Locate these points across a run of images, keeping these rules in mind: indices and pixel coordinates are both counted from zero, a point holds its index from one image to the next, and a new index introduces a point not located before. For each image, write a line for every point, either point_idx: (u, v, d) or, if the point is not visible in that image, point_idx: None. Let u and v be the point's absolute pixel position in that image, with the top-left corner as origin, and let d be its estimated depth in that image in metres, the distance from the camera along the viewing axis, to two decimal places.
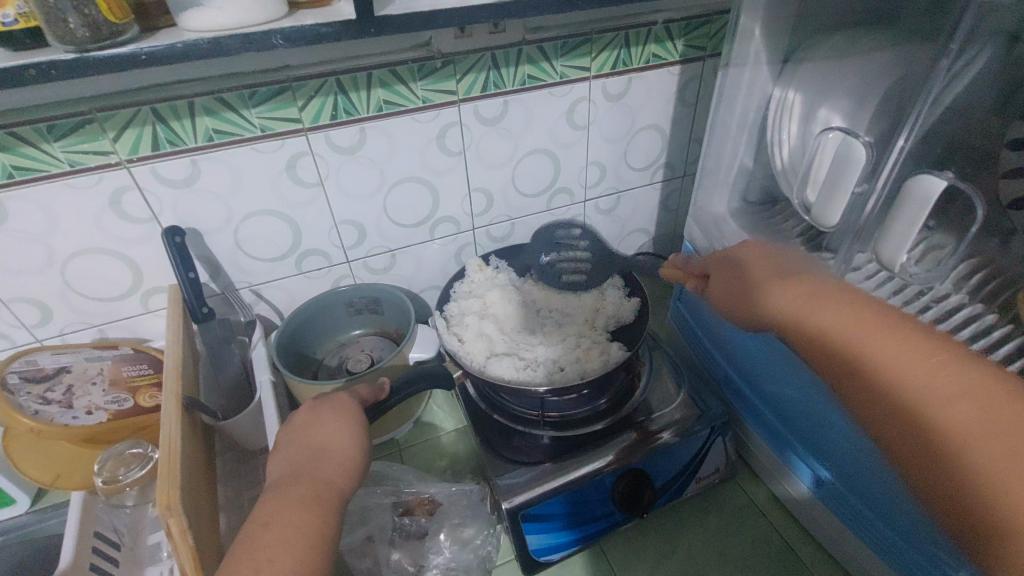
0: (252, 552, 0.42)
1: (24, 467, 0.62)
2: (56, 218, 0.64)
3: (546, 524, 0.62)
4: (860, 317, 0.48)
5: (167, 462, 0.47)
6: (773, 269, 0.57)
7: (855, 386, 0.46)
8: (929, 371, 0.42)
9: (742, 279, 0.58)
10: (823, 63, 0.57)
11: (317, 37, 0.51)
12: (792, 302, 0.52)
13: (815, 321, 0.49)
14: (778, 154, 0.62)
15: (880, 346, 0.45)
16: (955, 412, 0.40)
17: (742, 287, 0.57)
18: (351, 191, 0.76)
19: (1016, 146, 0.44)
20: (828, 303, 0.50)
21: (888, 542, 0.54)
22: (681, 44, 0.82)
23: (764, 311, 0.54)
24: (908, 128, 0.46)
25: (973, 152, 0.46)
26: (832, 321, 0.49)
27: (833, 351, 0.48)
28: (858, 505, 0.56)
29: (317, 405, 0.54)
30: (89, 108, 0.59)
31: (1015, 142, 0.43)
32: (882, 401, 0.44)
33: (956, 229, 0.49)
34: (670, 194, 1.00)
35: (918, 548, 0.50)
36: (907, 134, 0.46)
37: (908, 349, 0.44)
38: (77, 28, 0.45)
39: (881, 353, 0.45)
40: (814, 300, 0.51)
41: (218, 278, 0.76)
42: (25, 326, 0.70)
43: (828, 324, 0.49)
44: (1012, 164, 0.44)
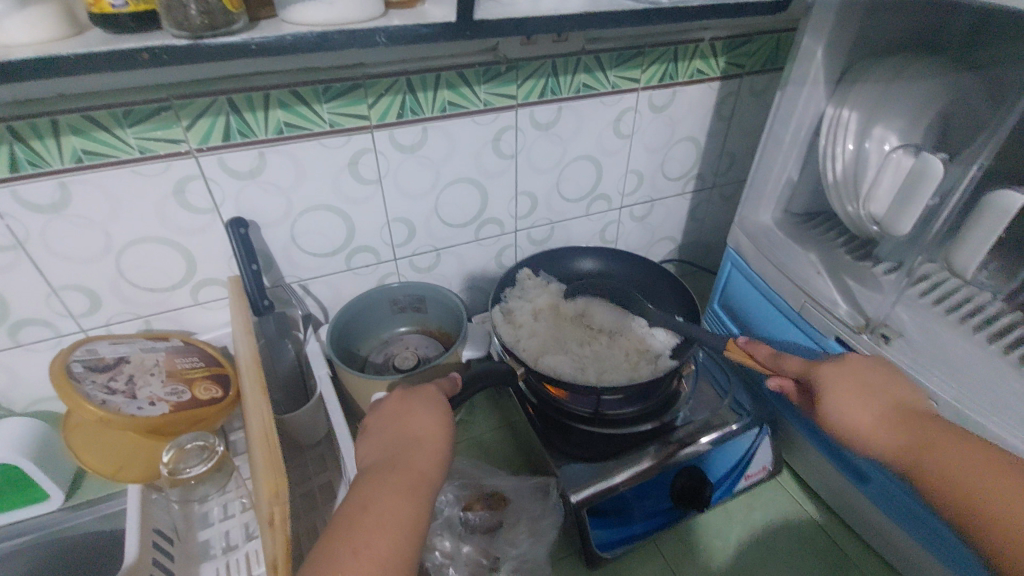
0: (353, 533, 0.43)
1: (77, 453, 0.62)
2: (120, 205, 0.63)
3: (610, 518, 0.64)
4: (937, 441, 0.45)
5: (266, 446, 0.47)
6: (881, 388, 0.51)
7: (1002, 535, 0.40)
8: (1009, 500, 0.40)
9: (863, 389, 0.50)
10: (877, 85, 0.61)
11: (417, 37, 0.52)
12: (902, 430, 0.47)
13: (918, 453, 0.46)
14: (830, 168, 0.65)
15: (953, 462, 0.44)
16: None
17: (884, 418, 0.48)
18: (406, 190, 0.77)
19: None
20: (943, 438, 0.45)
21: (937, 534, 0.56)
22: (723, 60, 0.85)
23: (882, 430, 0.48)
24: (988, 147, 0.48)
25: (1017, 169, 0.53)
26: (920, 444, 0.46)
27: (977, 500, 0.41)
28: (908, 502, 0.58)
29: (407, 396, 0.55)
30: (167, 95, 0.58)
31: None
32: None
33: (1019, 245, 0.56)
34: (699, 203, 1.04)
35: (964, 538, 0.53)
36: (985, 155, 0.48)
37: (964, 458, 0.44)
38: (194, 15, 0.45)
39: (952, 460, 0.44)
40: (929, 437, 0.46)
41: (269, 272, 0.76)
42: (72, 315, 0.68)
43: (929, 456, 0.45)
44: None
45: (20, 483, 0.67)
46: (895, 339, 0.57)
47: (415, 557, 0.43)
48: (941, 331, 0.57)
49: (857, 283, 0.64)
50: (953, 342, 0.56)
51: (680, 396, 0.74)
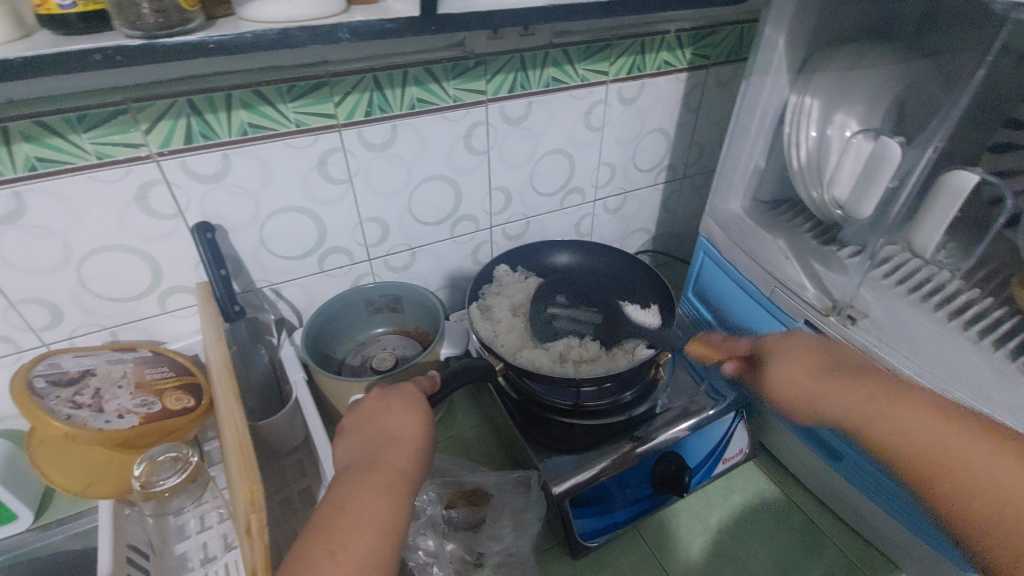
0: (331, 534, 0.42)
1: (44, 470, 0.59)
2: (78, 213, 0.60)
3: (592, 508, 0.65)
4: (896, 406, 0.48)
5: (241, 452, 0.46)
6: (836, 363, 0.55)
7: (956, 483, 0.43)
8: (965, 455, 0.43)
9: (814, 370, 0.54)
10: (839, 73, 0.63)
11: (381, 32, 0.51)
12: (857, 400, 0.50)
13: (863, 416, 0.49)
14: (795, 155, 0.67)
15: (907, 425, 0.46)
16: (996, 496, 0.41)
17: (846, 393, 0.51)
18: (378, 189, 0.76)
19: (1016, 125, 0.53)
20: (882, 395, 0.49)
21: (911, 508, 0.58)
22: (689, 52, 0.86)
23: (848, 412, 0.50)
24: (943, 130, 0.50)
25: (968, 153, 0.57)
26: (876, 412, 0.48)
27: (931, 452, 0.45)
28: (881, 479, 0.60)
29: (384, 395, 0.55)
30: (123, 98, 0.56)
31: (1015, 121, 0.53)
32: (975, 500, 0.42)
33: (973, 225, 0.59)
34: (670, 194, 1.05)
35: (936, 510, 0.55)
36: (939, 138, 0.50)
37: (920, 419, 0.46)
38: (147, 14, 0.43)
39: (907, 423, 0.47)
40: (878, 400, 0.49)
41: (239, 277, 0.74)
42: (32, 329, 0.65)
43: (887, 422, 0.48)
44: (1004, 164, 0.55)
45: None
46: (861, 320, 0.59)
47: (393, 558, 0.43)
48: (904, 311, 0.59)
49: (823, 267, 0.66)
50: (914, 319, 0.58)
51: (658, 384, 0.75)
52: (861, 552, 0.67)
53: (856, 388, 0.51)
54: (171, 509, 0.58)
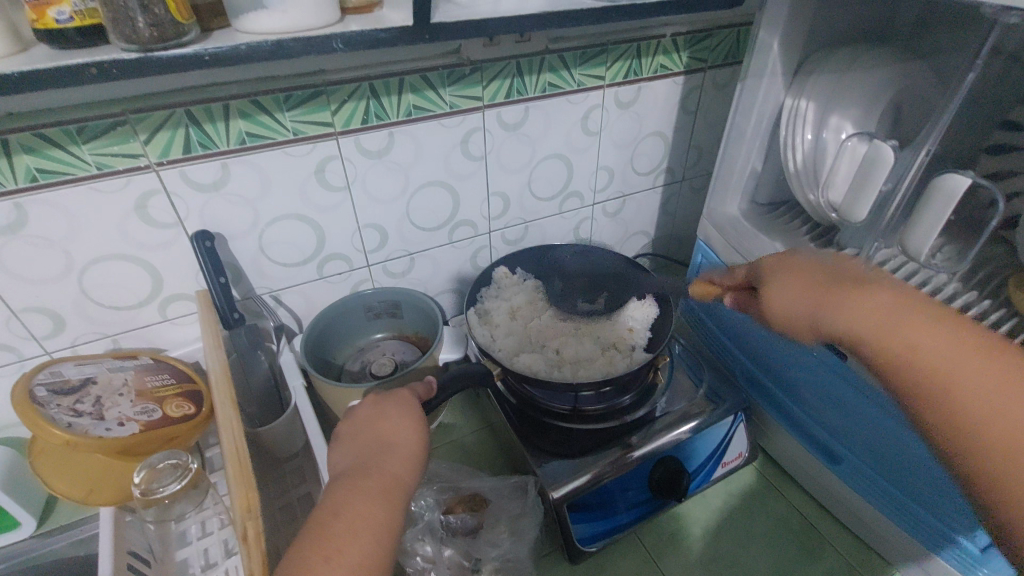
0: (325, 540, 0.43)
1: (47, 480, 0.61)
2: (79, 223, 0.61)
3: (591, 513, 0.65)
4: (896, 320, 0.41)
5: (238, 462, 0.47)
6: (836, 275, 0.46)
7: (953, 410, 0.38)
8: (977, 375, 0.38)
9: (823, 285, 0.45)
10: (832, 75, 0.63)
11: (375, 42, 0.52)
12: (876, 322, 0.41)
13: (861, 330, 0.42)
14: (791, 157, 0.67)
15: (925, 342, 0.39)
16: (997, 421, 0.37)
17: (863, 313, 0.42)
18: (376, 195, 0.76)
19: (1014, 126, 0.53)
20: (874, 304, 0.42)
21: (908, 512, 0.60)
22: (686, 55, 0.86)
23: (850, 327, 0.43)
24: (933, 134, 0.51)
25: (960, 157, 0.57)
26: (890, 330, 0.41)
27: (938, 373, 0.39)
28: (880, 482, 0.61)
29: (380, 400, 0.55)
30: (121, 110, 0.57)
31: None
32: (968, 438, 0.38)
33: (970, 227, 0.59)
34: (669, 197, 1.05)
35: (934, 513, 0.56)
36: (933, 139, 0.51)
37: (929, 336, 0.40)
38: (142, 27, 0.44)
39: (913, 338, 0.40)
40: (874, 311, 0.42)
41: (239, 285, 0.75)
42: (34, 338, 0.66)
43: (897, 340, 0.40)
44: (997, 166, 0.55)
45: None
46: None
47: (388, 563, 0.44)
48: None
49: None
50: None
51: (656, 388, 0.75)
52: (861, 555, 0.67)
53: (867, 302, 0.42)
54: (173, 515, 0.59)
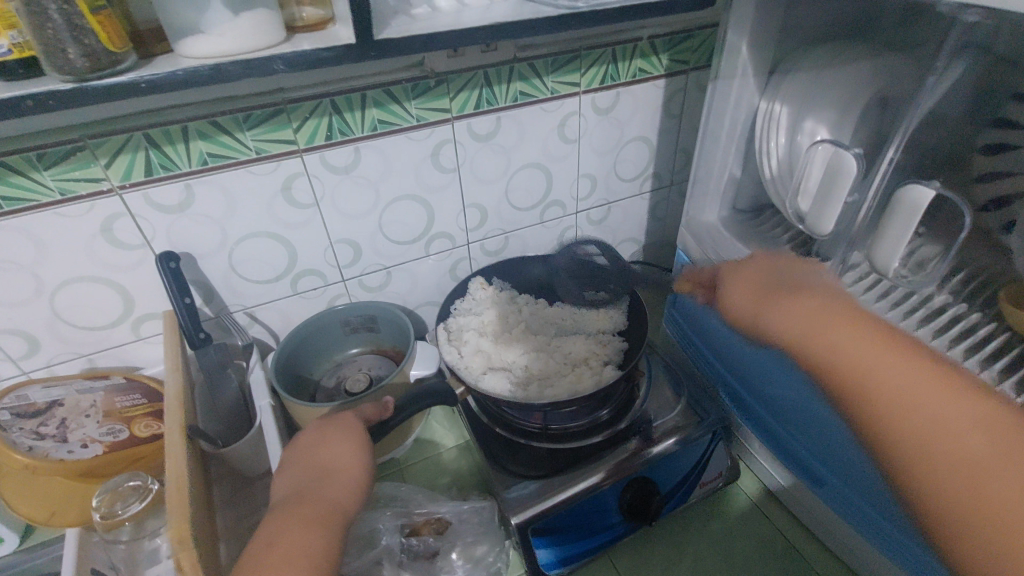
0: (261, 571, 0.42)
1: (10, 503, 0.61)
2: (46, 247, 0.62)
3: (557, 537, 0.63)
4: (878, 350, 0.45)
5: (176, 491, 0.47)
6: (782, 281, 0.55)
7: (911, 438, 0.42)
8: (955, 409, 0.41)
9: (757, 292, 0.55)
10: (808, 75, 0.59)
11: (318, 61, 0.51)
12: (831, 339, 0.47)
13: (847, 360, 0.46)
14: (767, 164, 0.64)
15: (870, 361, 0.45)
16: (957, 485, 0.39)
17: (817, 322, 0.49)
18: (346, 211, 0.76)
19: (999, 125, 0.49)
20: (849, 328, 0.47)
21: (880, 530, 0.56)
22: (666, 58, 0.84)
23: (780, 327, 0.51)
24: (895, 143, 0.50)
25: (952, 160, 0.52)
26: (842, 350, 0.46)
27: (904, 406, 0.42)
28: (855, 499, 0.58)
29: (321, 426, 0.56)
30: (79, 136, 0.57)
31: (1000, 121, 0.49)
32: (985, 475, 0.38)
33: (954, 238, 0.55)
34: (658, 203, 1.02)
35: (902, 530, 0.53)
36: (896, 146, 0.49)
37: (883, 359, 0.44)
38: (75, 59, 0.43)
39: (890, 372, 0.44)
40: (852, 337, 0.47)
41: (212, 303, 0.75)
42: (10, 359, 0.68)
43: (854, 357, 0.45)
44: (986, 168, 0.51)
45: None
46: None
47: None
48: None
49: None
50: None
51: (634, 402, 0.73)
52: None
53: (822, 305, 0.49)
54: (150, 531, 0.60)
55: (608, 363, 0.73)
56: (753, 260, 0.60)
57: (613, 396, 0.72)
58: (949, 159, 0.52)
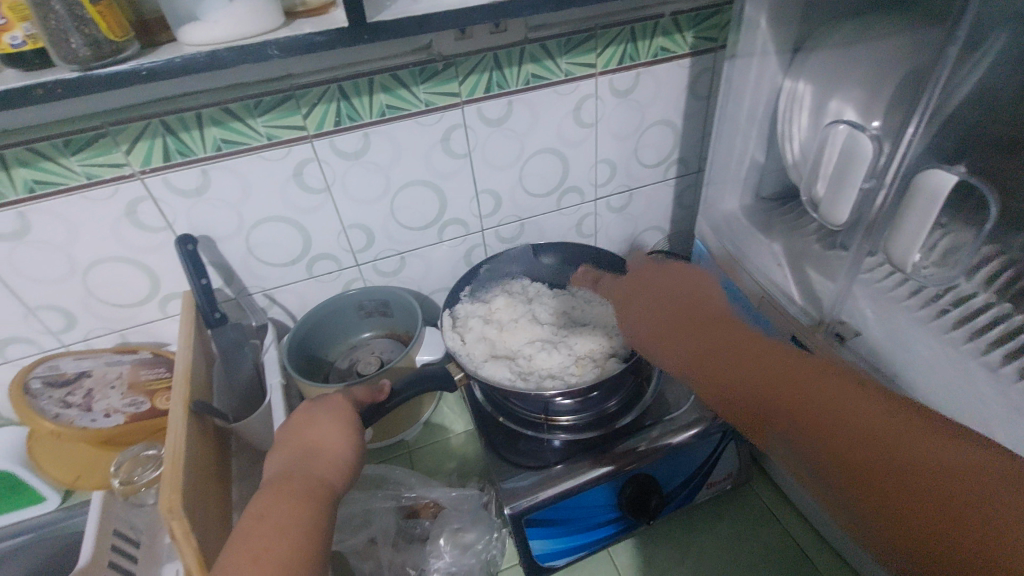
0: (251, 539, 0.44)
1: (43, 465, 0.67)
2: (76, 228, 0.66)
3: (551, 531, 0.62)
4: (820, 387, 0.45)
5: (172, 465, 0.51)
6: (691, 317, 0.58)
7: (871, 469, 0.40)
8: (919, 440, 0.39)
9: (673, 323, 0.58)
10: (837, 51, 0.54)
11: (311, 46, 0.51)
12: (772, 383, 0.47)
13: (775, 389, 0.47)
14: (789, 148, 0.60)
15: (801, 389, 0.46)
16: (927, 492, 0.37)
17: (757, 374, 0.48)
18: (357, 197, 0.77)
19: None
20: (773, 364, 0.49)
21: None
22: (691, 35, 0.79)
23: (704, 362, 0.52)
24: (918, 117, 0.44)
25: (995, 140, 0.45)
26: (785, 390, 0.46)
27: (862, 441, 0.41)
28: None
29: (311, 408, 0.57)
30: (101, 123, 0.60)
31: None
32: (951, 491, 0.36)
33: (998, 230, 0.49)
34: (685, 190, 0.98)
35: None
36: (915, 122, 0.44)
37: (826, 395, 0.44)
38: (79, 48, 0.45)
39: (841, 405, 0.43)
40: (777, 373, 0.48)
41: (232, 284, 0.78)
42: (52, 332, 0.73)
43: (797, 395, 0.45)
44: None
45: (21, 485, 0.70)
46: (851, 339, 0.54)
47: (319, 556, 0.44)
48: (904, 327, 0.51)
49: (818, 275, 0.58)
50: (911, 336, 0.50)
51: (642, 396, 0.71)
52: None
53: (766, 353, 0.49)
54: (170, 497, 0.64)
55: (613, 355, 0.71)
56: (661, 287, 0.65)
57: (621, 388, 0.70)
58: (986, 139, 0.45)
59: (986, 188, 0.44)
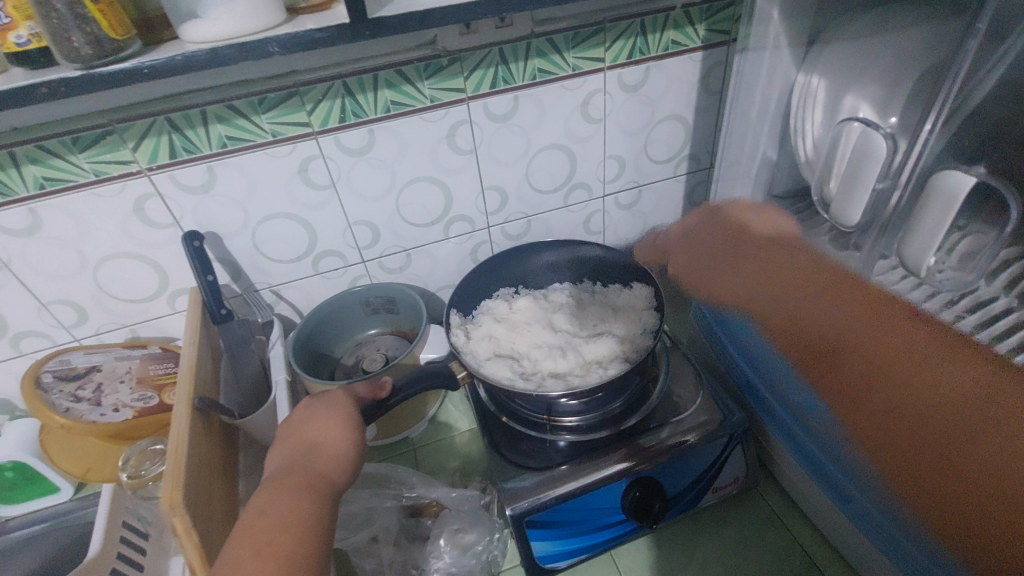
0: (254, 535, 0.44)
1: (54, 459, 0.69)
2: (86, 225, 0.67)
3: (553, 532, 0.61)
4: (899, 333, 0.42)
5: (173, 462, 0.51)
6: (742, 249, 0.60)
7: (916, 416, 0.39)
8: (948, 363, 0.39)
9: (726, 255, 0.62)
10: (854, 43, 0.52)
11: (312, 42, 0.50)
12: (851, 314, 0.46)
13: (813, 314, 0.49)
14: (801, 145, 0.59)
15: (843, 326, 0.46)
16: (948, 415, 0.37)
17: (779, 270, 0.54)
18: (363, 193, 0.76)
19: None
20: (827, 286, 0.49)
21: (905, 553, 0.50)
22: (703, 28, 0.77)
23: (772, 279, 0.54)
24: (934, 115, 0.44)
25: None
26: (861, 330, 0.44)
27: (846, 334, 0.45)
28: (883, 520, 0.52)
29: (311, 404, 0.57)
30: (108, 120, 0.61)
31: None
32: (965, 416, 0.36)
33: None
34: (696, 186, 0.96)
35: (930, 556, 0.47)
36: (932, 119, 0.44)
37: (870, 325, 0.44)
38: (81, 46, 0.46)
39: (893, 342, 0.42)
40: (823, 294, 0.49)
41: (239, 280, 0.79)
42: (64, 326, 0.74)
43: (873, 333, 0.44)
44: None
45: (36, 477, 0.71)
46: None
47: (319, 550, 0.44)
48: None
49: None
50: None
51: (649, 397, 0.70)
52: None
53: (757, 289, 0.56)
54: None
55: (619, 356, 0.71)
56: (728, 229, 0.65)
57: (627, 389, 0.69)
58: None
59: (1006, 189, 0.41)
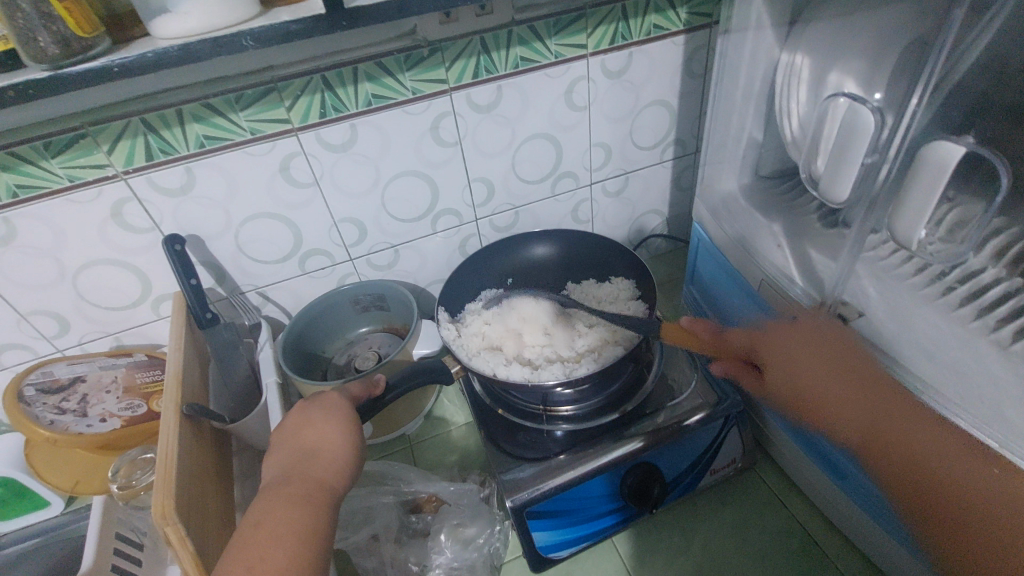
0: (246, 548, 0.43)
1: (39, 473, 0.67)
2: (63, 233, 0.65)
3: (552, 521, 0.61)
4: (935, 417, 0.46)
5: (164, 473, 0.50)
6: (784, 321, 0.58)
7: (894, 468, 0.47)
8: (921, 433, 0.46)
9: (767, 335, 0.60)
10: (835, 21, 0.52)
11: (288, 35, 0.49)
12: (873, 408, 0.49)
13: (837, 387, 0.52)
14: (787, 125, 0.59)
15: (851, 392, 0.50)
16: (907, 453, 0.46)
17: (815, 363, 0.54)
18: (347, 189, 0.75)
19: None
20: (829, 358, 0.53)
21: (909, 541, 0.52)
22: (684, 12, 0.76)
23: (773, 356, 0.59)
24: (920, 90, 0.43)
25: (1004, 109, 0.42)
26: (889, 421, 0.48)
27: (878, 429, 0.48)
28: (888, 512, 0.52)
29: (307, 407, 0.56)
30: (80, 123, 0.59)
31: None
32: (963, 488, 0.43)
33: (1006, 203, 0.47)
34: (683, 171, 0.95)
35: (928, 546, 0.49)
36: (919, 95, 0.43)
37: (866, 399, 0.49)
38: (48, 46, 0.44)
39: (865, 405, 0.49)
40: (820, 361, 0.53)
41: (224, 283, 0.78)
42: (46, 338, 0.73)
43: (894, 428, 0.47)
44: None
45: (24, 492, 0.70)
46: (854, 320, 0.52)
47: (315, 561, 0.44)
48: (910, 306, 0.49)
49: (820, 254, 0.57)
50: (919, 314, 0.48)
51: (644, 382, 0.70)
52: None
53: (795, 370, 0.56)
54: None
55: (611, 343, 0.71)
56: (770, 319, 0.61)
57: (622, 375, 0.69)
58: (1003, 106, 0.43)
59: (995, 158, 0.42)
